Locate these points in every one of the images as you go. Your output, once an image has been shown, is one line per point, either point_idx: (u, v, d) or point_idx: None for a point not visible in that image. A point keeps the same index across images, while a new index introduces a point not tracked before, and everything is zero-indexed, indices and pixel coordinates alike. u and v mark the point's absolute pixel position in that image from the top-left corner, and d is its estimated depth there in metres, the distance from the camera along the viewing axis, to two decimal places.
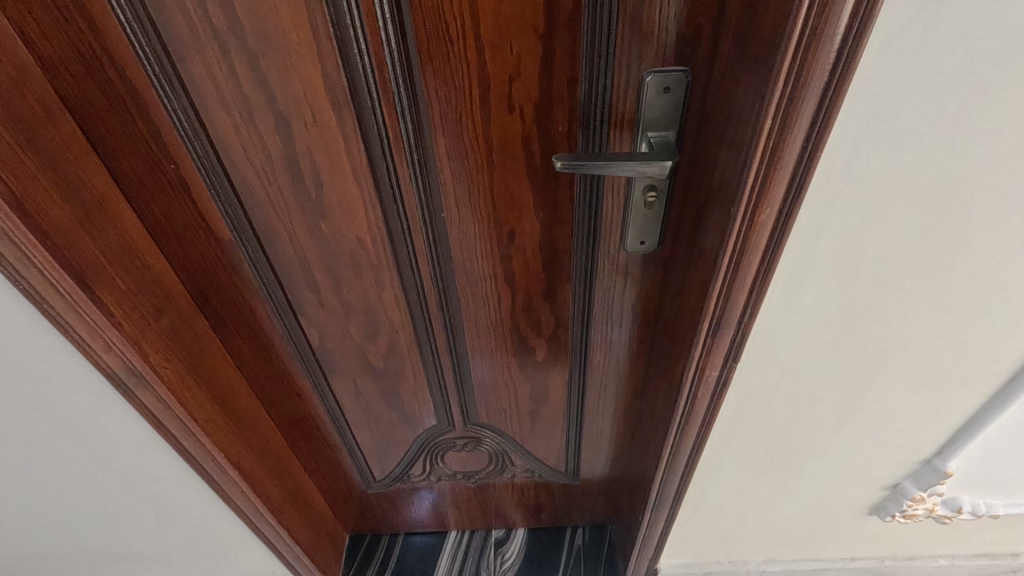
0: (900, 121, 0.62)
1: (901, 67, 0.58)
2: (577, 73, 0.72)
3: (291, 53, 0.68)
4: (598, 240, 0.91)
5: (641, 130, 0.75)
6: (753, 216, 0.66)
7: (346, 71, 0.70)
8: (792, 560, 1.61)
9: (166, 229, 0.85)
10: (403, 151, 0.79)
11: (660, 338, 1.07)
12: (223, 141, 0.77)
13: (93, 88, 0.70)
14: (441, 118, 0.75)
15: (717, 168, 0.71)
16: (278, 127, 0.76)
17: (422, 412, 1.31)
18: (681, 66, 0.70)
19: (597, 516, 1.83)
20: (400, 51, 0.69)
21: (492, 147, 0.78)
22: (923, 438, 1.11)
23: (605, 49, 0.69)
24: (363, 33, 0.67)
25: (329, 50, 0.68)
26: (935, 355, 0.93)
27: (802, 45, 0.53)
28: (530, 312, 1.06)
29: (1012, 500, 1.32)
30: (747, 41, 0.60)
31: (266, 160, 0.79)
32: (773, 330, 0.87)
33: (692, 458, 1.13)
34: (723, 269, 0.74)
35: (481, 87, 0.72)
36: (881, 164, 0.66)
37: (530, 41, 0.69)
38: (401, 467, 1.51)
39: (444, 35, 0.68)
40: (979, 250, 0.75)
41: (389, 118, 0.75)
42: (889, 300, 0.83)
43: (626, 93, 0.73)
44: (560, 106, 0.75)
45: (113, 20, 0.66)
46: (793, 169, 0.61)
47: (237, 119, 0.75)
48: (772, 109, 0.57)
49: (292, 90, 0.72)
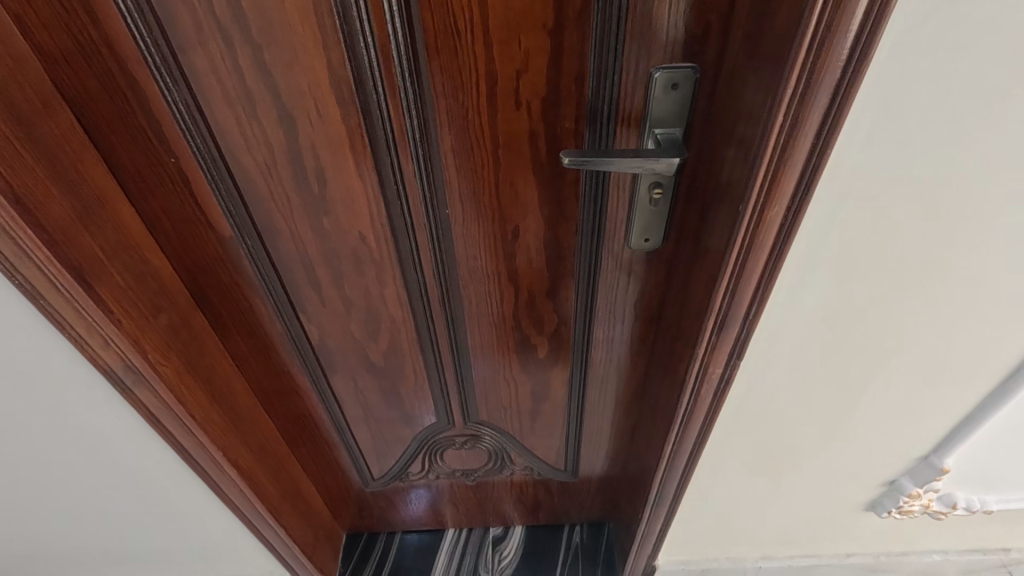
0: (908, 120, 0.62)
1: (911, 66, 0.58)
2: (585, 69, 0.71)
3: (296, 46, 0.68)
4: (603, 237, 0.91)
5: (648, 127, 0.75)
6: (761, 215, 0.66)
7: (351, 65, 0.70)
8: (789, 557, 1.63)
9: (165, 224, 0.84)
10: (409, 147, 0.78)
11: (663, 336, 1.07)
12: (225, 136, 0.76)
13: (93, 81, 0.69)
14: (447, 114, 0.75)
15: (724, 166, 0.71)
16: (282, 122, 0.75)
17: (422, 410, 1.31)
18: (690, 63, 0.70)
19: (595, 514, 1.84)
20: (406, 45, 0.68)
21: (498, 143, 0.78)
22: (921, 435, 1.12)
23: (614, 45, 0.68)
24: (369, 26, 0.66)
25: (335, 44, 0.68)
26: (935, 353, 0.94)
27: (815, 42, 0.52)
28: (533, 310, 1.06)
29: (1005, 496, 1.34)
30: (757, 38, 0.60)
31: (269, 156, 0.78)
32: (776, 328, 0.87)
33: (693, 456, 1.13)
34: (730, 267, 0.74)
35: (488, 83, 0.72)
36: (888, 163, 0.66)
37: (539, 36, 0.68)
38: (399, 465, 1.50)
39: (452, 30, 0.67)
40: (982, 249, 0.76)
41: (395, 113, 0.74)
42: (893, 298, 0.83)
43: (633, 91, 0.72)
44: (567, 104, 0.74)
45: (113, 11, 0.64)
46: (802, 167, 0.61)
47: (240, 113, 0.73)
48: (783, 107, 0.57)
49: (296, 84, 0.71)
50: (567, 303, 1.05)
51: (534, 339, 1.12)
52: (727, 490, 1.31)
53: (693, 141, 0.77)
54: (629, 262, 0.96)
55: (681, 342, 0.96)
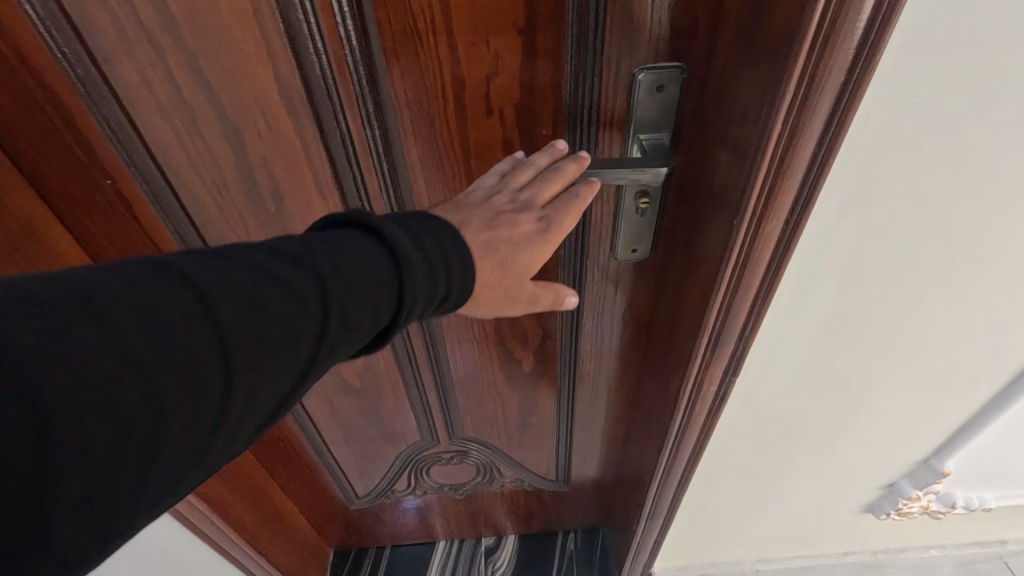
0: (919, 124, 0.56)
1: (923, 64, 0.52)
2: (562, 71, 0.65)
3: (236, 53, 0.60)
4: (587, 248, 0.85)
5: (633, 132, 0.69)
6: (757, 228, 0.61)
7: (301, 72, 0.62)
8: (786, 558, 1.60)
9: (108, 251, 0.76)
10: (373, 161, 0.71)
11: (654, 347, 1.02)
12: (165, 153, 0.68)
13: (6, 97, 0.60)
14: (413, 125, 0.68)
15: (717, 174, 0.65)
16: (228, 136, 0.67)
17: (404, 428, 1.25)
18: (677, 62, 0.64)
19: (589, 520, 1.80)
20: (362, 49, 0.61)
21: (470, 153, 0.71)
22: (921, 439, 1.09)
23: (593, 44, 0.62)
24: (318, 29, 0.59)
25: (280, 48, 0.60)
26: (939, 359, 0.89)
27: (817, 43, 0.46)
28: (515, 325, 1.00)
29: (1004, 493, 1.31)
30: (750, 37, 0.54)
31: (218, 172, 0.71)
32: (773, 338, 0.82)
33: (688, 469, 1.09)
34: (726, 283, 0.69)
35: (456, 88, 0.65)
36: (895, 169, 0.60)
37: (509, 36, 0.62)
38: (384, 482, 1.44)
39: (412, 31, 0.60)
40: (992, 255, 0.71)
41: (356, 126, 0.67)
42: (895, 306, 0.78)
43: (616, 94, 0.66)
44: (543, 110, 0.68)
45: (21, 16, 0.56)
46: (803, 179, 0.56)
47: (181, 128, 0.66)
48: (782, 114, 0.51)
49: (240, 94, 0.63)
50: (552, 315, 0.99)
51: (518, 354, 1.06)
52: (723, 497, 1.28)
53: (680, 146, 0.71)
54: (616, 271, 0.91)
55: (674, 356, 0.91)
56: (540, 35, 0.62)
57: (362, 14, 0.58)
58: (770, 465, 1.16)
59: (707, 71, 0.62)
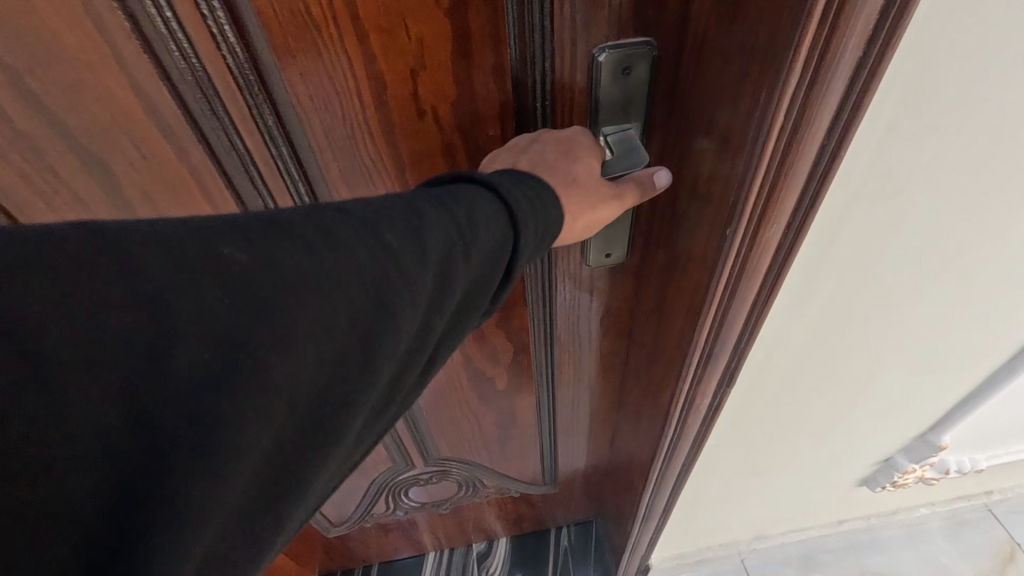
0: (951, 102, 0.45)
1: (962, 28, 0.41)
2: (504, 57, 0.52)
3: (74, 65, 0.46)
4: (555, 256, 0.74)
5: (596, 124, 0.57)
6: (755, 236, 0.51)
7: (168, 84, 0.48)
8: (781, 534, 1.58)
9: None
10: (292, 186, 0.59)
11: (638, 350, 0.93)
12: (12, 197, 0.53)
13: None
14: (332, 141, 0.55)
15: (703, 170, 0.54)
16: (92, 170, 0.53)
17: (373, 456, 1.14)
18: (645, 37, 0.51)
19: (581, 514, 1.75)
20: (243, 48, 0.47)
21: (404, 164, 0.58)
22: (921, 416, 1.03)
23: (537, 20, 0.49)
24: (180, 26, 0.45)
25: (133, 54, 0.46)
26: (943, 342, 0.82)
27: (830, 20, 0.36)
28: (481, 344, 0.89)
29: (995, 453, 1.30)
30: (737, 11, 0.42)
31: (91, 215, 0.57)
32: (770, 339, 0.74)
33: (681, 476, 1.02)
34: (720, 299, 0.59)
35: (373, 88, 0.52)
36: (915, 154, 0.50)
37: (432, 18, 0.48)
38: (361, 509, 1.35)
39: (303, 20, 0.46)
40: (1010, 234, 0.63)
41: (261, 148, 0.54)
42: (902, 295, 0.70)
43: (574, 81, 0.54)
44: (489, 110, 0.56)
45: None
46: (810, 184, 0.46)
47: (25, 165, 0.51)
48: (784, 109, 0.41)
49: (93, 116, 0.49)
50: (523, 330, 0.89)
51: (488, 371, 0.96)
52: (718, 491, 1.22)
53: (656, 140, 0.60)
54: (589, 278, 0.80)
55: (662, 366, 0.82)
56: (473, 18, 0.49)
57: (240, 9, 0.45)
58: (765, 457, 1.11)
59: (686, 51, 0.51)
